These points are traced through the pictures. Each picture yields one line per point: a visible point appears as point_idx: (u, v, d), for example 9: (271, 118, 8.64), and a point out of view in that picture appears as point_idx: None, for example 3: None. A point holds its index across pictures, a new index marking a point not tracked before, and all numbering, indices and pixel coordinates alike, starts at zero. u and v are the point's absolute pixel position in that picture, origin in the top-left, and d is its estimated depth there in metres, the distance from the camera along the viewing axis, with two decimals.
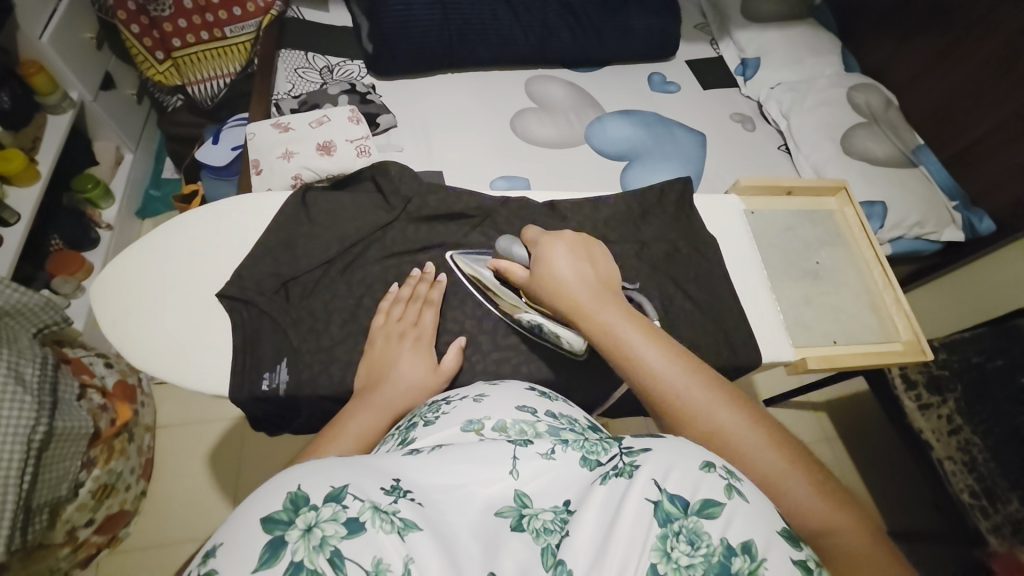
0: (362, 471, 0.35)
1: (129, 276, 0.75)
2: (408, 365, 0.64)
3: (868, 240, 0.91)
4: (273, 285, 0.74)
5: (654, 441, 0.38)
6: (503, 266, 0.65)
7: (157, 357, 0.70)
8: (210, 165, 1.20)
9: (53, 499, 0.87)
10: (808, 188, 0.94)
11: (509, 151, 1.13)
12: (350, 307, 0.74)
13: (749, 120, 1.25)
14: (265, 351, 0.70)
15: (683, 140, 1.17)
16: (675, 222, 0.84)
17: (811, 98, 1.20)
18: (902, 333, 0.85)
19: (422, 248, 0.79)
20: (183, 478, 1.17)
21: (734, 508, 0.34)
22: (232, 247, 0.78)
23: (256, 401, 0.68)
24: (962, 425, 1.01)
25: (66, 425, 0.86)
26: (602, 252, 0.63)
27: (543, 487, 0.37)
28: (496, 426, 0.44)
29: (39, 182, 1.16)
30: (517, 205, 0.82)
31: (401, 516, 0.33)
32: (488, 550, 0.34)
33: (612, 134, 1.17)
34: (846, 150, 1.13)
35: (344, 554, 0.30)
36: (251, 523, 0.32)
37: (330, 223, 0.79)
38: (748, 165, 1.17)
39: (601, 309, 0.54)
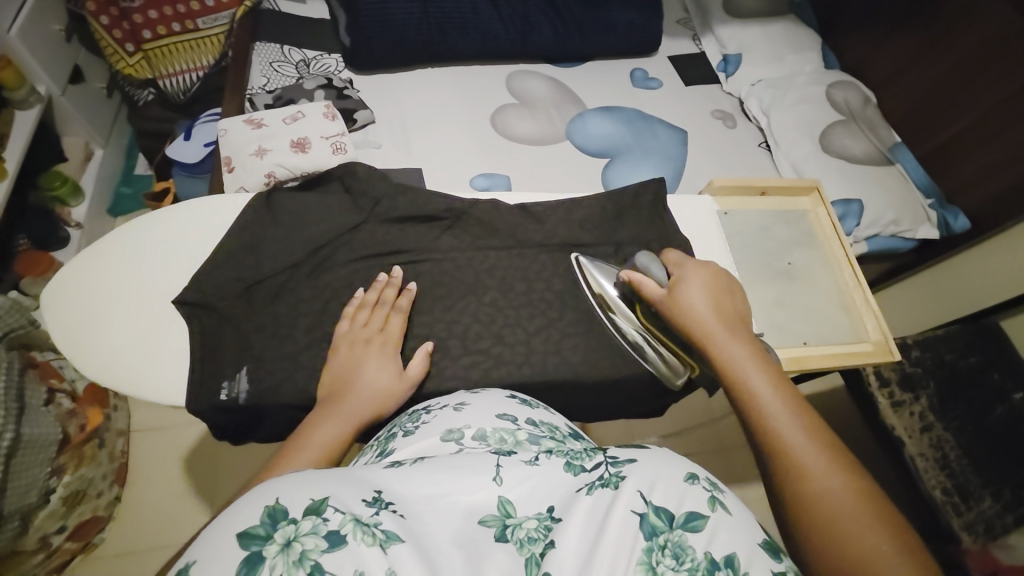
0: (344, 483, 0.34)
1: (80, 283, 0.73)
2: (375, 371, 0.63)
3: (840, 240, 0.91)
4: (236, 289, 0.72)
5: (638, 452, 0.39)
6: (636, 278, 0.65)
7: (111, 367, 0.68)
8: (181, 162, 1.16)
9: (24, 506, 0.85)
10: (782, 188, 0.94)
11: (489, 148, 1.11)
12: (317, 311, 0.72)
13: (730, 117, 1.25)
14: (226, 357, 0.69)
15: (664, 136, 1.17)
16: (653, 222, 0.84)
17: (790, 95, 1.21)
18: (872, 334, 0.86)
19: (390, 250, 0.77)
20: (159, 482, 1.14)
21: (716, 520, 0.34)
22: (188, 252, 0.75)
23: (217, 410, 0.67)
24: (935, 423, 1.07)
25: (32, 432, 0.84)
26: (742, 295, 0.64)
27: (526, 493, 0.36)
28: (476, 434, 0.44)
29: (7, 180, 1.11)
30: (489, 205, 0.81)
31: (383, 528, 0.32)
32: (470, 561, 0.32)
33: (592, 131, 1.16)
34: (824, 148, 1.14)
35: (324, 568, 0.29)
36: (227, 539, 0.30)
37: (294, 225, 0.77)
38: (729, 161, 1.18)
39: (736, 348, 0.55)
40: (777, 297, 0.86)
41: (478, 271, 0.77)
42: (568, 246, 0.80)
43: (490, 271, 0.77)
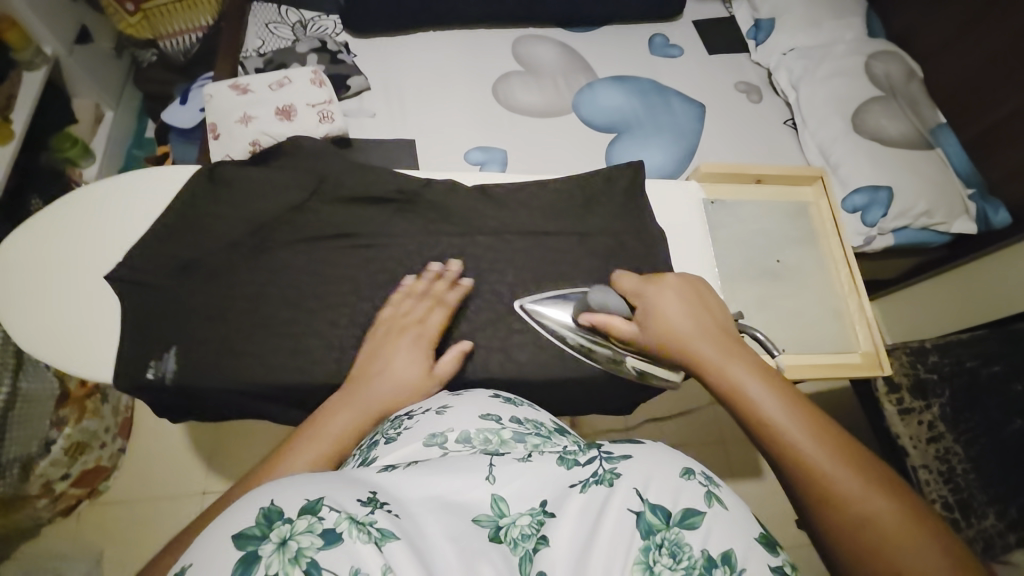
0: (338, 483, 0.33)
1: (16, 256, 0.73)
2: (402, 362, 0.62)
3: (840, 236, 0.88)
4: (171, 267, 0.71)
5: (633, 447, 0.38)
6: (600, 319, 0.62)
7: (40, 341, 0.69)
8: (177, 127, 1.16)
9: (23, 456, 0.94)
10: (779, 176, 0.91)
11: (492, 122, 1.08)
12: (253, 295, 0.70)
13: (756, 90, 1.20)
14: (155, 337, 0.68)
15: (679, 110, 1.13)
16: (627, 211, 0.80)
17: (825, 67, 1.14)
18: (862, 344, 0.84)
19: (337, 233, 0.75)
20: (162, 434, 1.16)
21: (713, 516, 0.34)
22: (118, 227, 0.75)
23: (141, 389, 0.66)
24: (944, 433, 1.02)
25: (28, 387, 0.96)
26: (714, 297, 0.63)
27: (519, 490, 0.35)
28: (460, 438, 0.44)
29: (15, 141, 1.10)
30: (441, 187, 0.80)
31: (378, 526, 0.31)
32: (464, 559, 0.31)
33: (601, 104, 1.12)
34: (856, 127, 1.08)
35: (320, 565, 0.28)
36: (222, 541, 0.29)
37: (238, 202, 0.75)
38: (748, 138, 1.13)
39: (732, 365, 0.52)
40: (758, 299, 0.85)
41: (429, 258, 0.75)
42: (527, 234, 0.78)
43: (441, 258, 0.75)
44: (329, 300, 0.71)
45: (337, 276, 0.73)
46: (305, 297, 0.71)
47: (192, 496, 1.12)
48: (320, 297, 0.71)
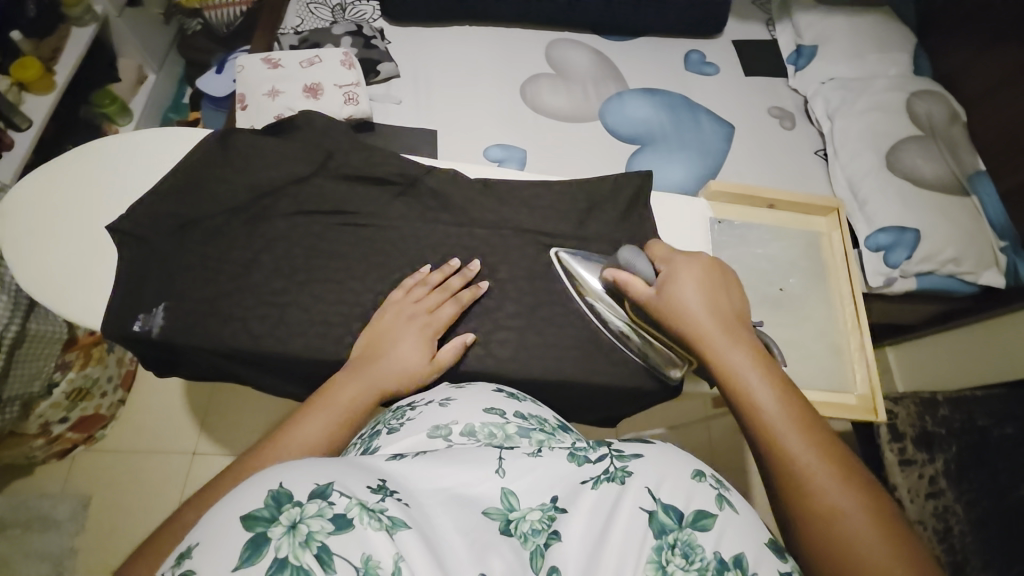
0: (349, 468, 0.33)
1: (29, 198, 0.76)
2: (407, 347, 0.63)
3: (849, 275, 0.88)
4: (170, 226, 0.72)
5: (644, 447, 0.38)
6: (622, 278, 0.62)
7: (40, 282, 0.71)
8: (211, 95, 1.19)
9: (25, 394, 0.92)
10: (793, 204, 0.90)
11: (516, 121, 1.09)
12: (244, 261, 0.71)
13: (790, 116, 1.20)
14: (147, 293, 0.68)
15: (708, 129, 1.14)
16: (625, 221, 0.80)
17: (863, 100, 1.14)
18: (858, 386, 0.82)
19: (334, 210, 0.76)
20: (163, 389, 1.19)
21: (724, 519, 0.34)
22: (129, 183, 0.78)
23: (129, 340, 0.67)
24: (945, 491, 0.99)
25: (37, 328, 0.90)
26: (737, 286, 0.61)
27: (529, 486, 0.35)
28: (464, 430, 0.45)
29: (55, 92, 1.14)
30: (445, 175, 0.80)
31: (389, 514, 0.31)
32: (477, 549, 0.32)
33: (629, 113, 1.13)
34: (890, 164, 1.08)
35: (332, 549, 0.28)
36: (231, 521, 0.29)
37: (247, 169, 0.76)
38: (776, 164, 1.14)
39: (734, 354, 0.53)
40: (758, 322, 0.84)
41: (423, 245, 0.75)
42: (524, 232, 0.77)
43: (435, 247, 0.75)
44: (319, 273, 0.72)
45: (332, 253, 0.73)
46: (297, 270, 0.72)
47: (180, 454, 1.14)
48: (311, 270, 0.72)
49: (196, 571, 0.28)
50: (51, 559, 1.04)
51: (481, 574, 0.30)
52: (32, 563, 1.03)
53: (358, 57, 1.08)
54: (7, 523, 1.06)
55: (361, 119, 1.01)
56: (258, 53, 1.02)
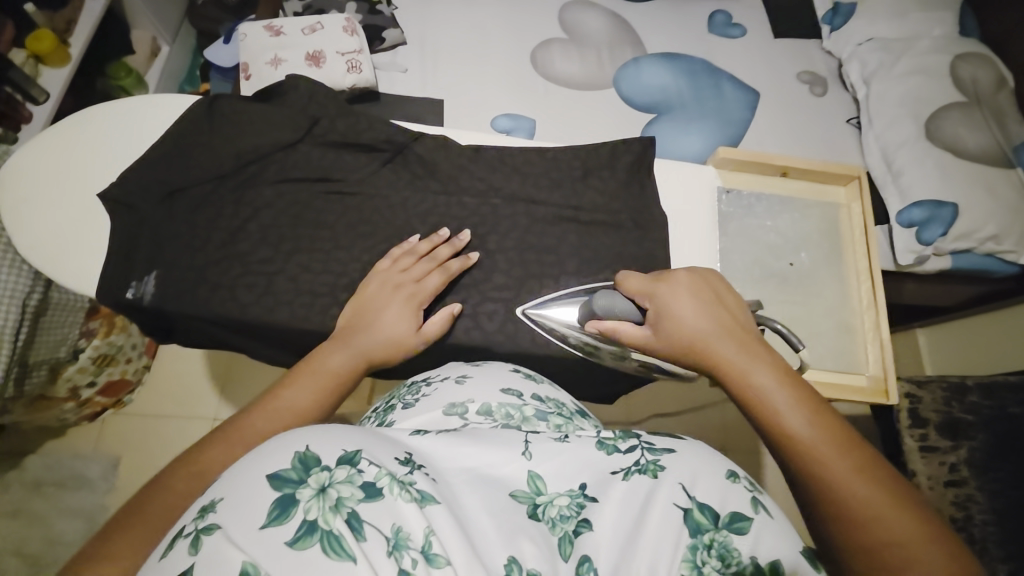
0: (376, 439, 0.33)
1: (31, 164, 0.76)
2: (393, 316, 0.63)
3: (868, 249, 0.82)
4: (159, 193, 0.71)
5: (677, 443, 0.36)
6: (608, 326, 0.59)
7: (42, 247, 0.71)
8: (217, 66, 1.16)
9: (51, 359, 0.96)
10: (807, 172, 0.85)
11: (524, 88, 1.06)
12: (233, 229, 0.70)
13: (820, 82, 1.14)
14: (139, 259, 0.68)
15: (729, 97, 1.09)
16: (624, 190, 0.77)
17: (901, 64, 1.07)
18: (870, 366, 0.79)
19: (320, 178, 0.74)
20: (182, 358, 1.21)
21: (762, 523, 0.31)
22: (128, 149, 0.77)
23: (123, 307, 0.67)
24: (967, 479, 0.97)
25: (60, 296, 0.92)
26: (727, 289, 0.60)
27: (557, 468, 0.34)
28: (480, 409, 0.44)
29: (70, 65, 1.13)
30: (435, 141, 0.78)
31: (418, 487, 0.30)
32: (504, 530, 0.30)
33: (644, 80, 1.08)
34: (928, 133, 1.02)
35: (362, 517, 0.28)
36: (257, 479, 0.29)
37: (233, 135, 0.75)
38: (800, 134, 1.08)
39: (757, 374, 0.51)
40: (768, 297, 0.81)
41: (411, 214, 0.73)
42: (516, 201, 0.75)
43: (423, 216, 0.73)
44: (306, 242, 0.71)
45: (318, 223, 0.72)
46: (284, 239, 0.70)
47: (204, 419, 1.17)
48: (298, 240, 0.71)
49: (221, 526, 0.28)
50: (83, 516, 1.09)
51: (511, 558, 0.29)
52: (60, 518, 1.09)
53: (363, 23, 1.05)
54: (42, 481, 1.11)
55: (366, 88, 0.98)
56: (262, 20, 1.00)
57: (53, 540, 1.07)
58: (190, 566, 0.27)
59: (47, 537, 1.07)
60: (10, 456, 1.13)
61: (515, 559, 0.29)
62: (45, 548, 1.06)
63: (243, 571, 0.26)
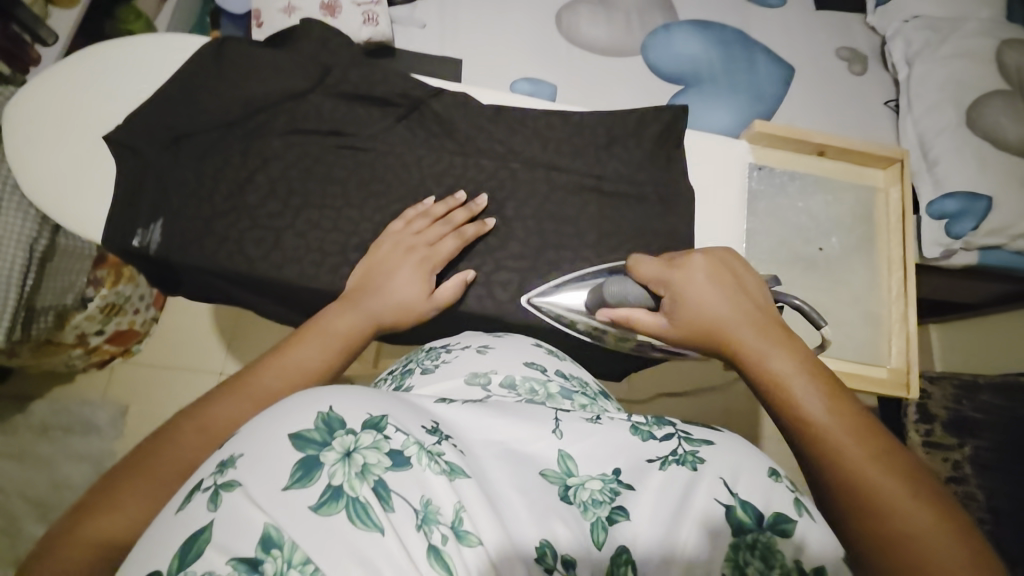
0: (403, 405, 0.32)
1: (35, 101, 0.72)
2: (403, 280, 0.61)
3: (903, 236, 0.79)
4: (164, 138, 0.69)
5: (715, 435, 0.35)
6: (621, 315, 0.57)
7: (46, 189, 0.69)
8: (228, 12, 1.11)
9: (58, 305, 0.93)
10: (845, 152, 0.81)
11: (548, 51, 1.01)
12: (241, 179, 0.68)
13: (860, 60, 1.08)
14: (143, 207, 0.66)
15: (763, 71, 1.03)
16: (649, 161, 0.73)
17: (947, 45, 1.01)
18: (893, 359, 0.77)
19: (331, 131, 0.71)
20: (189, 311, 1.21)
21: (805, 529, 0.29)
22: (134, 91, 0.73)
23: (128, 254, 0.65)
24: (969, 476, 0.95)
25: (67, 243, 0.91)
26: (750, 274, 0.56)
27: (589, 450, 0.33)
28: (504, 382, 0.43)
29: (80, 8, 1.07)
30: (454, 98, 0.74)
31: (447, 459, 0.30)
32: (535, 510, 0.30)
33: (676, 49, 1.02)
34: (969, 121, 0.96)
35: (388, 486, 0.27)
36: (278, 436, 0.28)
37: (242, 81, 0.71)
38: (835, 114, 1.02)
39: (773, 360, 0.48)
40: (790, 283, 0.79)
41: (426, 174, 0.70)
42: (535, 166, 0.72)
43: (438, 177, 0.70)
44: (316, 198, 0.68)
45: (329, 178, 0.69)
46: (293, 194, 0.68)
47: (209, 373, 1.17)
48: (307, 195, 0.68)
49: (240, 483, 0.26)
50: (89, 460, 1.11)
51: (544, 540, 0.29)
52: (67, 461, 1.10)
53: None
54: (50, 425, 1.13)
55: (381, 43, 0.92)
56: None
57: (61, 483, 1.09)
58: (209, 523, 0.25)
59: (54, 481, 1.09)
60: (19, 400, 1.14)
61: (549, 543, 0.29)
62: (53, 491, 1.08)
63: (265, 533, 0.25)
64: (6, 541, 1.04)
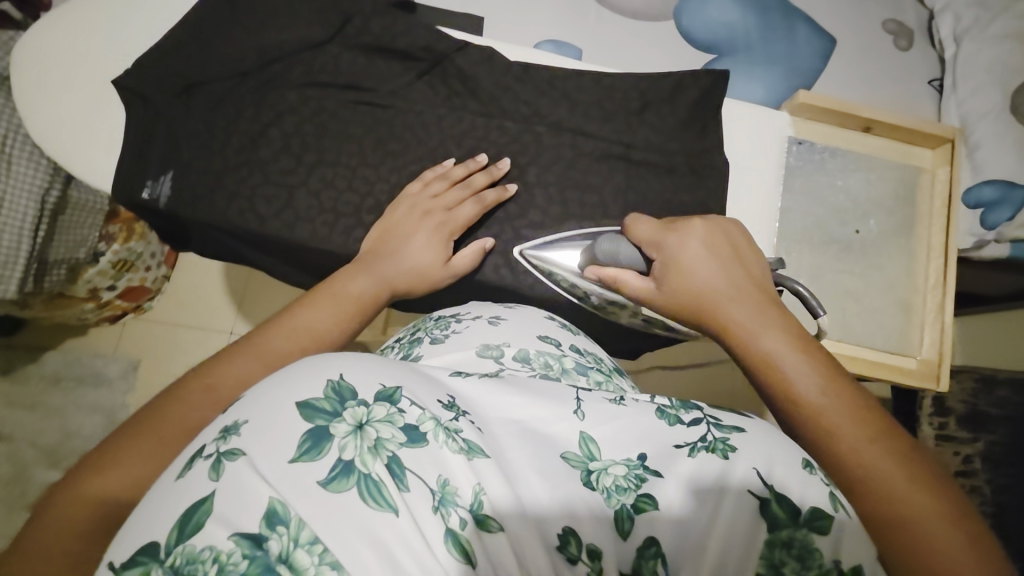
0: (417, 377, 0.30)
1: (39, 41, 0.69)
2: (420, 244, 0.59)
3: (948, 220, 0.75)
4: (174, 86, 0.65)
5: (746, 422, 0.33)
6: (610, 274, 0.55)
7: (50, 136, 0.66)
8: None
9: (71, 259, 0.92)
10: (895, 129, 0.76)
11: (574, 10, 0.95)
12: (252, 132, 0.65)
13: (906, 34, 0.99)
14: (153, 157, 0.64)
15: (802, 42, 0.96)
16: (681, 130, 0.69)
17: (1001, 22, 0.94)
18: (924, 350, 0.75)
19: (347, 85, 0.67)
20: (199, 269, 1.20)
21: (841, 524, 0.28)
22: (143, 35, 0.70)
23: (138, 207, 0.63)
24: (979, 470, 0.93)
25: (79, 196, 0.89)
26: (745, 244, 0.54)
27: (612, 433, 0.31)
28: (518, 355, 0.41)
29: None
30: (478, 53, 0.69)
31: (465, 437, 0.28)
32: (558, 495, 0.29)
33: (709, 14, 0.95)
34: (1015, 105, 0.90)
35: (404, 463, 0.26)
36: (284, 404, 0.26)
37: (256, 27, 0.68)
38: (878, 90, 0.96)
39: (767, 334, 0.45)
40: (818, 266, 0.75)
41: (445, 134, 0.67)
42: (561, 131, 0.68)
43: (459, 138, 0.67)
44: (330, 155, 0.65)
45: (343, 134, 0.65)
46: (306, 150, 0.65)
47: (219, 333, 1.16)
48: (321, 151, 0.65)
49: (245, 452, 0.25)
50: (101, 411, 1.12)
51: (568, 528, 0.28)
52: (79, 412, 1.12)
53: None
54: (63, 376, 1.14)
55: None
56: None
57: (72, 433, 1.11)
58: (210, 493, 0.24)
59: (67, 430, 1.11)
60: (32, 350, 1.15)
61: (574, 531, 0.28)
62: (65, 440, 1.10)
63: (270, 509, 0.23)
64: (22, 484, 1.06)
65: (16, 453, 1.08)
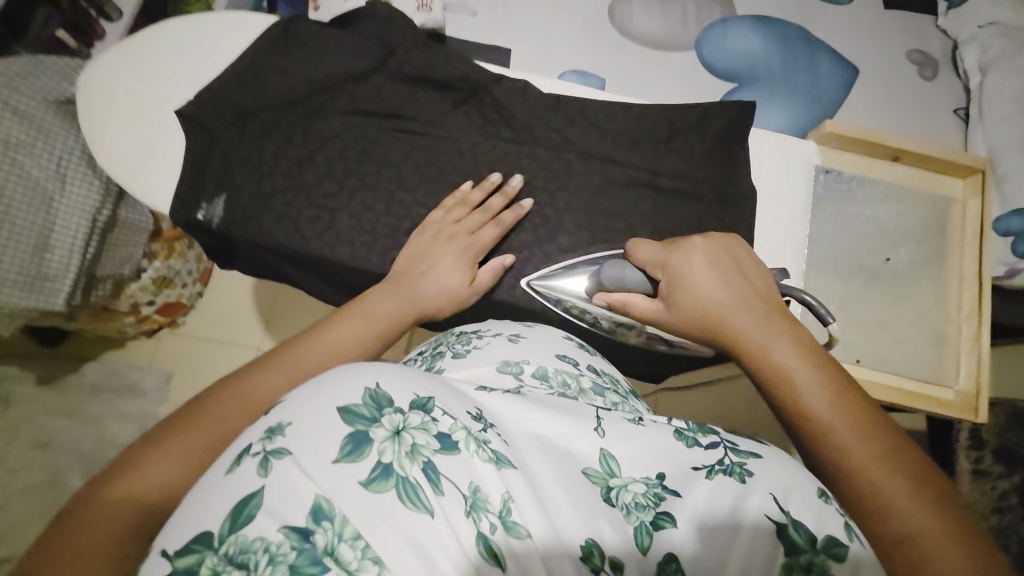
0: (447, 390, 0.32)
1: (109, 74, 0.75)
2: (450, 266, 0.61)
3: (980, 250, 0.75)
4: (231, 114, 0.70)
5: (762, 449, 0.34)
6: (617, 299, 0.57)
7: (113, 161, 0.71)
8: None
9: (116, 274, 0.97)
10: (924, 158, 0.77)
11: (599, 42, 0.98)
12: (300, 158, 0.69)
13: (931, 64, 1.00)
14: (208, 181, 0.68)
15: (824, 72, 0.98)
16: (708, 158, 0.71)
17: None
18: (960, 380, 0.74)
19: (389, 114, 0.71)
20: (234, 284, 1.25)
21: (857, 555, 0.28)
22: (203, 68, 0.75)
23: (192, 227, 0.67)
24: (1014, 506, 0.90)
25: (128, 216, 0.95)
26: (751, 258, 0.54)
27: (632, 452, 0.33)
28: (536, 373, 0.43)
29: None
30: (513, 85, 0.73)
31: (493, 447, 0.30)
32: (581, 507, 0.30)
33: (731, 45, 0.98)
34: None
35: (439, 469, 0.27)
36: (326, 408, 0.28)
37: (306, 60, 0.72)
38: (903, 120, 0.97)
39: (774, 348, 0.46)
40: (846, 294, 0.75)
41: (479, 161, 0.70)
42: (590, 158, 0.70)
43: (492, 165, 0.70)
44: (370, 179, 0.68)
45: (383, 160, 0.69)
46: (348, 175, 0.68)
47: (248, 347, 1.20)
48: (362, 176, 0.68)
49: (290, 451, 0.27)
50: (136, 420, 1.16)
51: (589, 540, 0.28)
52: (117, 420, 1.16)
53: None
54: (103, 384, 1.19)
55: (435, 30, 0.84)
56: None
57: (108, 441, 1.15)
58: (259, 489, 0.26)
59: (104, 437, 1.15)
60: (75, 360, 1.21)
61: (594, 542, 0.28)
62: (102, 446, 1.14)
63: (317, 504, 0.25)
64: (59, 488, 1.10)
65: (57, 458, 1.13)
